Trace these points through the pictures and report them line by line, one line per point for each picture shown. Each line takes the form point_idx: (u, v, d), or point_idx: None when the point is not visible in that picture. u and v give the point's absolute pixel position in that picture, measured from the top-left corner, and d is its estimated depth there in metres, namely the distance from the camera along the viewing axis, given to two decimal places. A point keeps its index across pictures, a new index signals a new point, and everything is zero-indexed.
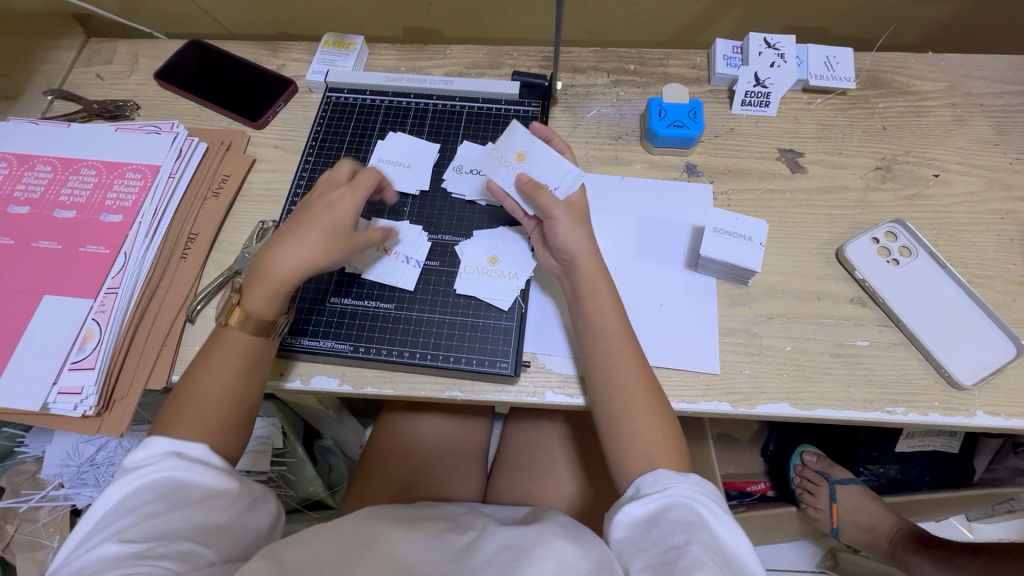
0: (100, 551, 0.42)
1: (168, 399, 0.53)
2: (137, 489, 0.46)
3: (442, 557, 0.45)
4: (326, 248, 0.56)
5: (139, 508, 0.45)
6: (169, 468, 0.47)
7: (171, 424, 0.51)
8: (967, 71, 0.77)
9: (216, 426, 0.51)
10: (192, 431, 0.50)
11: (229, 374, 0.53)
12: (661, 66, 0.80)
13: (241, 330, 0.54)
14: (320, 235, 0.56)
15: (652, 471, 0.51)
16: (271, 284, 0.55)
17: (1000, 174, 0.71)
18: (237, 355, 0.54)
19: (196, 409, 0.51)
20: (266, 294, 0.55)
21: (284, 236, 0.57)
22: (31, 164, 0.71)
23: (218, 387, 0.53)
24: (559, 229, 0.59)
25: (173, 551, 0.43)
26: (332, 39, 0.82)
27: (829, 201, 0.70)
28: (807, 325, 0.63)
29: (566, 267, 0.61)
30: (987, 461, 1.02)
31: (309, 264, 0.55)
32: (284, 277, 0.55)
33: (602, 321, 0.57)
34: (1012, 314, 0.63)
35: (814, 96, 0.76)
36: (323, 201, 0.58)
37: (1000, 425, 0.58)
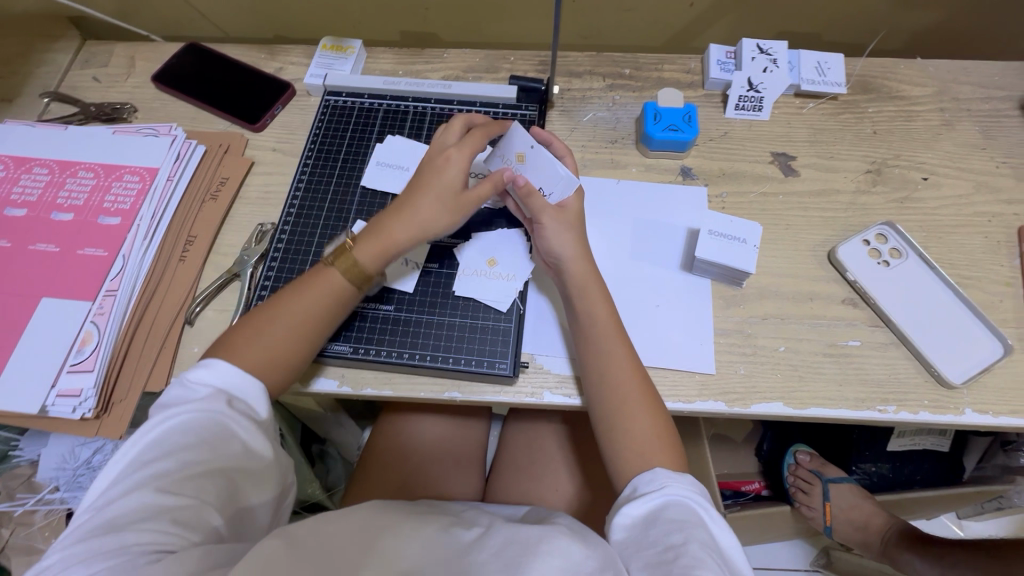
0: (134, 495, 0.44)
1: (255, 309, 0.57)
2: (180, 435, 0.47)
3: (446, 553, 0.45)
4: (443, 211, 0.59)
5: (179, 458, 0.46)
6: (217, 422, 0.48)
7: (258, 335, 0.54)
8: (955, 77, 0.79)
9: (285, 354, 0.54)
10: (265, 348, 0.53)
11: (316, 314, 0.56)
12: (655, 71, 0.81)
13: (347, 276, 0.57)
14: (437, 200, 0.59)
15: (649, 470, 0.52)
16: (382, 241, 0.58)
17: (987, 177, 0.72)
18: (331, 300, 0.57)
19: (279, 332, 0.54)
20: (379, 251, 0.58)
21: (405, 197, 0.60)
22: (27, 166, 0.71)
23: (301, 322, 0.55)
24: (546, 233, 0.61)
25: (202, 518, 0.44)
26: (330, 43, 0.83)
27: (821, 203, 0.71)
28: (800, 326, 0.64)
29: (554, 268, 0.62)
30: (976, 459, 1.03)
31: (427, 227, 0.58)
32: (399, 236, 0.58)
33: (595, 323, 0.58)
34: (1000, 315, 0.64)
35: (806, 100, 0.78)
36: (442, 161, 0.60)
37: (989, 423, 0.59)
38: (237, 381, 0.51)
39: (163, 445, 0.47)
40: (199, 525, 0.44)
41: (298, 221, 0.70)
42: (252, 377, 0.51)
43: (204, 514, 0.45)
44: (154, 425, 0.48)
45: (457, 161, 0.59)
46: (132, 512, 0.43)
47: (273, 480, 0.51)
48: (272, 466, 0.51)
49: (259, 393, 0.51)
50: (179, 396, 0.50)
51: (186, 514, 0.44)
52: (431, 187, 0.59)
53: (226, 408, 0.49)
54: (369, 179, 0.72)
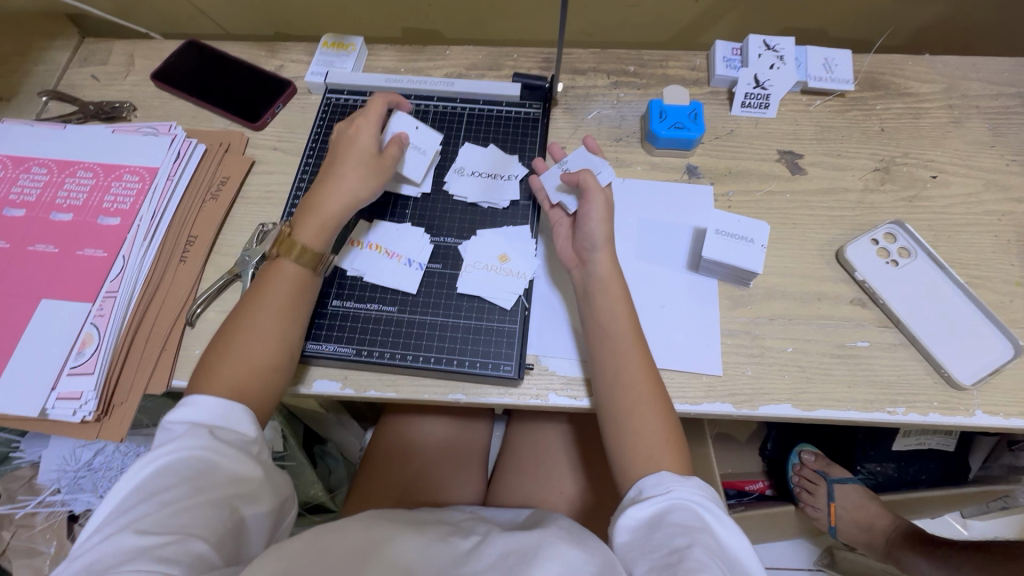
0: (115, 541, 0.42)
1: (218, 336, 0.57)
2: (160, 474, 0.46)
3: (446, 559, 0.45)
4: (368, 175, 0.63)
5: (160, 496, 0.45)
6: (197, 451, 0.47)
7: (226, 354, 0.54)
8: (964, 73, 0.78)
9: (256, 361, 0.54)
10: (238, 359, 0.54)
11: (274, 310, 0.57)
12: (660, 68, 0.80)
13: (295, 260, 0.59)
14: (358, 166, 0.63)
15: (655, 473, 0.51)
16: (317, 216, 0.61)
17: (997, 175, 0.71)
18: (285, 291, 0.58)
19: (246, 343, 0.55)
20: (316, 227, 0.60)
21: (326, 176, 0.63)
22: (26, 166, 0.70)
23: (264, 323, 0.56)
24: (590, 210, 0.60)
25: (189, 548, 0.42)
26: (332, 40, 0.82)
27: (828, 202, 0.70)
28: (807, 326, 0.63)
29: (585, 254, 0.61)
30: (982, 459, 1.03)
31: (357, 193, 0.63)
32: (334, 207, 0.61)
33: (612, 316, 0.57)
34: (1010, 315, 0.63)
35: (813, 98, 0.77)
36: (343, 142, 0.65)
37: (999, 424, 0.58)
38: (216, 414, 0.50)
39: (144, 488, 0.45)
40: (186, 555, 0.42)
41: None
42: (230, 405, 0.51)
43: (191, 543, 0.42)
44: (134, 470, 0.47)
45: (361, 133, 0.65)
46: (114, 555, 0.41)
47: (263, 501, 0.49)
48: (262, 488, 0.49)
49: (231, 407, 0.51)
50: (158, 439, 0.49)
51: (170, 548, 0.41)
52: (345, 160, 0.63)
53: (205, 439, 0.48)
54: None
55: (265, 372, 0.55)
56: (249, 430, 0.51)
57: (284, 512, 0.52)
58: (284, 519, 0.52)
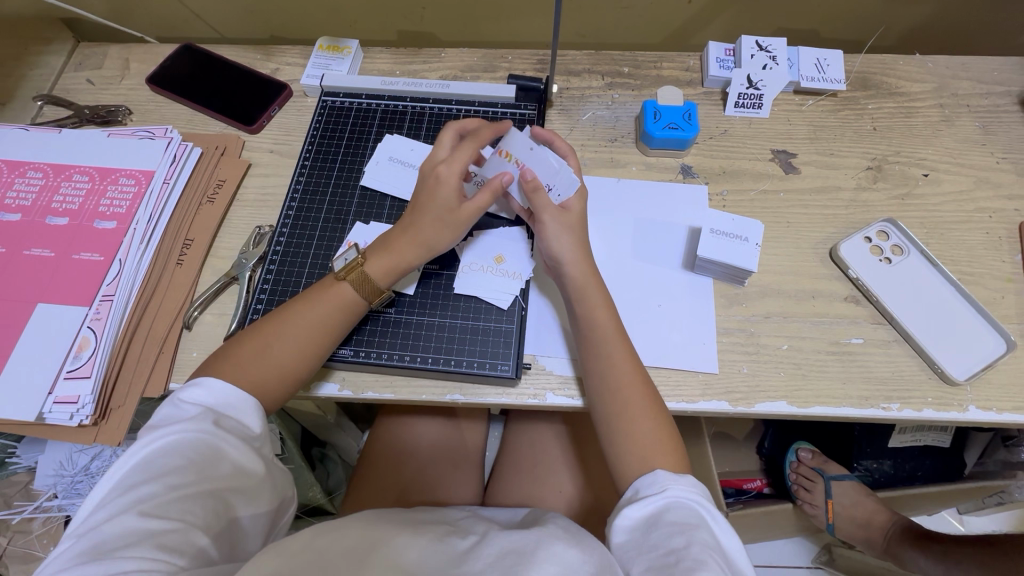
0: (118, 523, 0.42)
1: (255, 327, 0.57)
2: (165, 455, 0.46)
3: (445, 559, 0.46)
4: (445, 228, 0.59)
5: (165, 479, 0.45)
6: (206, 436, 0.47)
7: (263, 352, 0.54)
8: (954, 72, 0.79)
9: (287, 373, 0.55)
10: (271, 361, 0.54)
11: (316, 334, 0.56)
12: (654, 69, 0.80)
13: (356, 287, 0.58)
14: (437, 219, 0.59)
15: (650, 472, 0.52)
16: (394, 255, 0.59)
17: (987, 173, 0.72)
18: (339, 310, 0.58)
19: (282, 346, 0.55)
20: (388, 265, 0.59)
21: (410, 218, 0.60)
22: (21, 170, 0.70)
23: (310, 336, 0.56)
24: (546, 232, 0.60)
25: (190, 540, 0.42)
26: (327, 43, 0.82)
27: (821, 200, 0.71)
28: (803, 323, 0.64)
29: (554, 269, 0.62)
30: (977, 454, 1.03)
31: (431, 244, 0.59)
32: (407, 251, 0.59)
33: (599, 325, 0.58)
34: (1002, 311, 0.64)
35: (806, 97, 0.78)
36: (432, 184, 0.60)
37: (991, 419, 0.59)
38: (226, 400, 0.50)
39: (149, 466, 0.45)
40: (187, 548, 0.42)
41: (296, 222, 0.70)
42: (246, 398, 0.51)
43: (192, 536, 0.43)
44: (143, 443, 0.47)
45: (452, 177, 0.60)
46: (118, 537, 0.41)
47: (262, 497, 0.50)
48: (262, 486, 0.50)
49: (251, 407, 0.51)
50: (167, 414, 0.49)
51: (173, 537, 0.42)
52: (433, 202, 0.60)
53: (215, 426, 0.48)
54: (368, 178, 0.71)
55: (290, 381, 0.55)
56: (257, 421, 0.52)
57: (279, 508, 0.53)
58: (279, 515, 0.53)
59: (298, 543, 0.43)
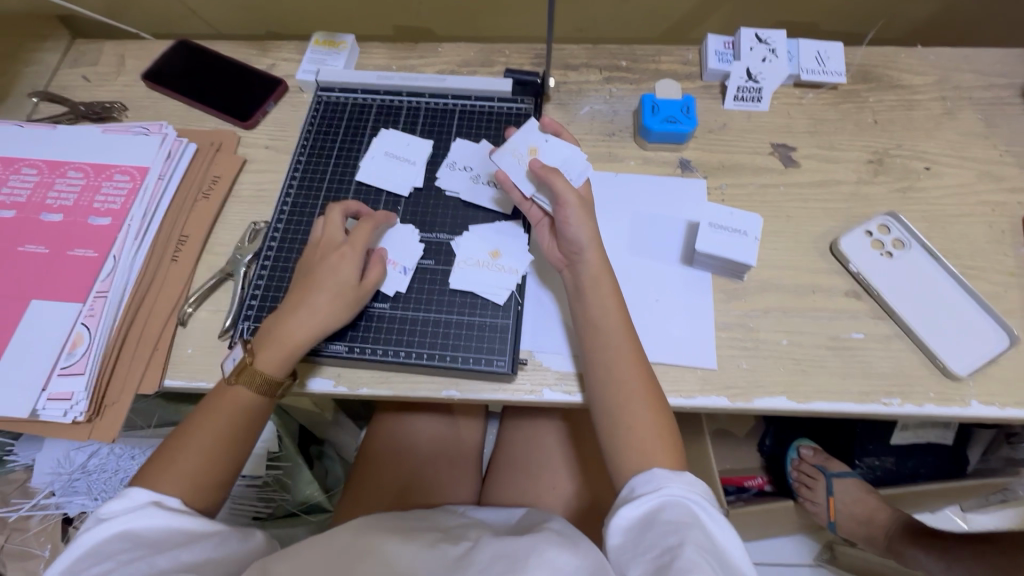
0: None
1: (158, 447, 0.53)
2: (117, 538, 0.46)
3: (434, 566, 0.46)
4: (342, 308, 0.57)
5: (118, 556, 0.45)
6: (150, 512, 0.47)
7: (168, 469, 0.51)
8: (956, 65, 0.78)
9: (202, 479, 0.51)
10: (180, 475, 0.51)
11: (231, 433, 0.53)
12: (653, 63, 0.80)
13: (250, 388, 0.55)
14: (333, 298, 0.57)
15: (646, 471, 0.51)
16: (283, 346, 0.55)
17: (990, 166, 0.71)
18: (238, 412, 0.54)
19: (187, 458, 0.51)
20: (280, 355, 0.55)
21: (297, 296, 0.58)
22: (15, 167, 0.70)
23: (216, 439, 0.53)
24: (569, 215, 0.59)
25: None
26: (323, 38, 0.81)
27: (821, 194, 0.70)
28: (802, 318, 0.63)
29: (572, 258, 0.60)
30: (981, 452, 1.02)
31: (324, 324, 0.57)
32: (299, 340, 0.56)
33: (597, 319, 0.57)
34: (1005, 305, 0.63)
35: (806, 91, 0.77)
36: (322, 263, 0.59)
37: (994, 414, 0.58)
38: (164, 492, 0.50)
39: (103, 550, 0.46)
40: None
41: (291, 218, 0.69)
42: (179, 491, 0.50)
43: None
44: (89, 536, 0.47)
45: (347, 257, 0.59)
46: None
47: (229, 542, 0.49)
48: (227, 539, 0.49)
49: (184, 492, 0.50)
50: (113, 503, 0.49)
51: None
52: (325, 285, 0.57)
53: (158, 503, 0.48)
54: (364, 173, 0.71)
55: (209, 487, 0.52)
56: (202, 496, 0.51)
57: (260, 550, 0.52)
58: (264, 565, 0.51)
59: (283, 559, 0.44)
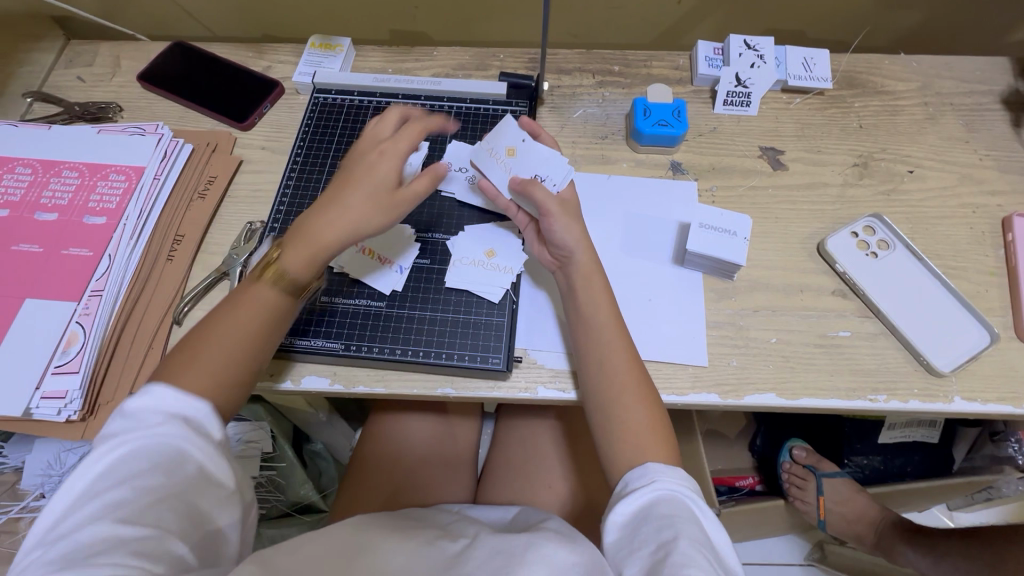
0: (89, 529, 0.40)
1: (182, 340, 0.53)
2: (135, 460, 0.43)
3: (434, 562, 0.46)
4: (379, 209, 0.56)
5: (134, 484, 0.42)
6: (174, 438, 0.44)
7: (193, 362, 0.50)
8: (938, 72, 0.80)
9: (224, 377, 0.50)
10: (205, 370, 0.50)
11: (253, 331, 0.53)
12: (644, 68, 0.81)
13: (279, 283, 0.54)
14: (369, 198, 0.56)
15: (640, 465, 0.52)
16: (316, 242, 0.55)
17: (971, 170, 0.73)
18: (266, 310, 0.54)
19: (213, 353, 0.51)
20: (310, 253, 0.55)
21: (334, 194, 0.56)
22: (9, 166, 0.70)
23: (242, 338, 0.52)
24: (553, 225, 0.59)
25: (166, 548, 0.41)
26: (319, 41, 0.82)
27: (808, 196, 0.72)
28: (790, 316, 0.64)
29: (562, 261, 0.61)
30: (966, 450, 1.04)
31: (359, 225, 0.55)
32: (328, 239, 0.55)
33: (586, 316, 0.58)
34: (985, 304, 0.65)
35: (793, 96, 0.79)
36: (361, 164, 0.57)
37: (976, 410, 0.60)
38: (191, 408, 0.47)
39: (116, 472, 0.43)
40: (163, 555, 0.40)
41: (287, 218, 0.69)
42: (203, 410, 0.47)
43: (169, 542, 0.41)
44: (103, 451, 0.44)
45: (386, 157, 0.57)
46: (85, 546, 0.39)
47: (236, 503, 0.47)
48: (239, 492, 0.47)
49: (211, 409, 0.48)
50: (128, 419, 0.45)
51: (150, 544, 0.40)
52: (359, 183, 0.56)
53: (184, 429, 0.45)
54: None
55: (230, 387, 0.51)
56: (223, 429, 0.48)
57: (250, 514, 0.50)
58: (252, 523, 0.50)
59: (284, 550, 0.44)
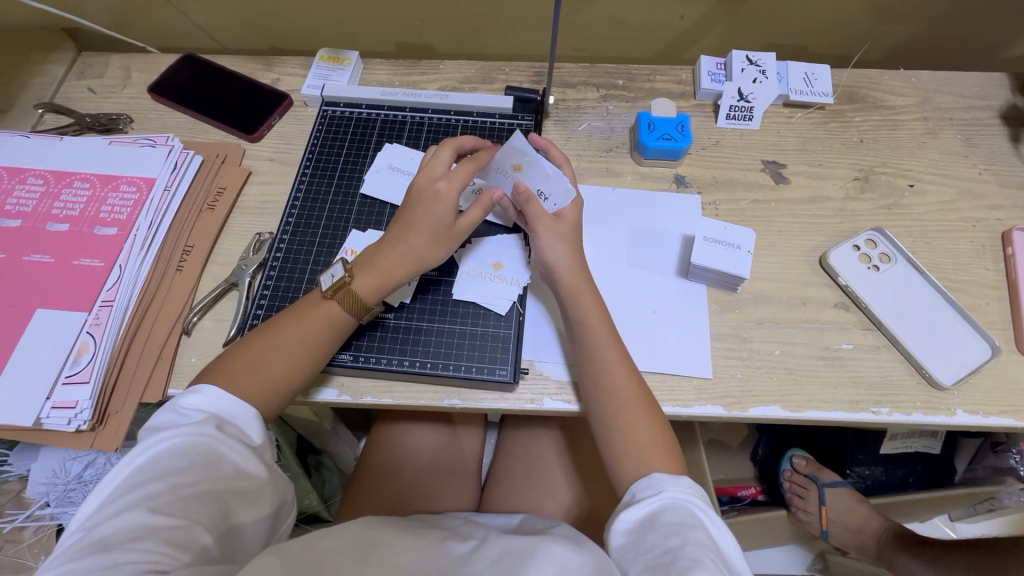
0: (126, 518, 0.44)
1: (244, 343, 0.56)
2: (173, 455, 0.47)
3: (443, 562, 0.47)
4: (442, 246, 0.60)
5: (170, 477, 0.46)
6: (209, 437, 0.48)
7: (255, 371, 0.54)
8: (937, 87, 0.81)
9: (281, 387, 0.55)
10: (266, 378, 0.54)
11: (313, 344, 0.56)
12: (648, 82, 0.82)
13: (346, 308, 0.58)
14: (433, 235, 0.59)
15: (645, 475, 0.52)
16: (382, 273, 0.58)
17: (971, 184, 0.74)
18: (325, 326, 0.57)
19: (275, 364, 0.54)
20: (376, 282, 0.58)
21: (400, 231, 0.60)
22: (22, 177, 0.71)
23: (301, 353, 0.56)
24: (540, 243, 0.61)
25: (193, 538, 0.44)
26: (328, 54, 0.83)
27: (811, 210, 0.73)
28: (794, 329, 0.65)
29: (548, 278, 0.63)
30: (967, 461, 1.04)
31: (426, 260, 0.59)
32: (396, 268, 0.59)
33: (584, 328, 0.59)
34: (986, 318, 0.66)
35: (795, 110, 0.80)
36: (423, 198, 0.60)
37: (978, 423, 0.60)
38: (228, 407, 0.51)
39: (154, 467, 0.47)
40: (189, 545, 0.44)
41: (296, 229, 0.70)
42: (243, 408, 0.51)
43: (195, 534, 0.45)
44: (145, 445, 0.48)
45: (447, 193, 0.60)
46: (123, 530, 0.43)
47: (264, 501, 0.51)
48: (263, 491, 0.51)
49: (251, 416, 0.52)
50: (168, 419, 0.50)
51: (178, 534, 0.44)
52: (422, 221, 0.59)
53: (218, 431, 0.49)
54: (369, 185, 0.72)
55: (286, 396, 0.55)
56: (258, 430, 0.52)
57: (283, 511, 0.53)
58: (280, 522, 0.53)
59: (299, 547, 0.44)
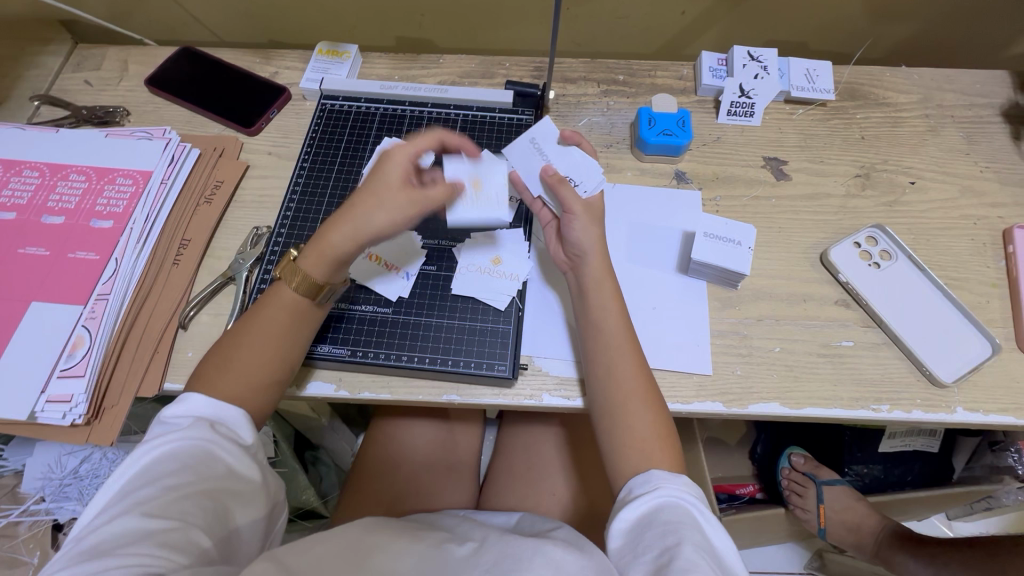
0: (120, 523, 0.43)
1: (216, 344, 0.56)
2: (167, 459, 0.47)
3: (440, 565, 0.46)
4: (381, 209, 0.55)
5: (164, 481, 0.46)
6: (202, 437, 0.48)
7: (223, 367, 0.54)
8: (939, 84, 0.81)
9: (251, 378, 0.54)
10: (236, 373, 0.53)
11: (275, 332, 0.55)
12: (648, 77, 0.82)
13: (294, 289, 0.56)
14: (372, 200, 0.55)
15: (644, 472, 0.52)
16: (319, 247, 0.55)
17: (972, 182, 0.74)
18: (285, 315, 0.56)
19: (240, 357, 0.54)
20: (316, 257, 0.55)
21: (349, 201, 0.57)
22: (17, 169, 0.70)
23: (264, 343, 0.55)
24: (575, 223, 0.61)
25: (189, 539, 0.43)
26: (327, 47, 0.83)
27: (812, 206, 0.72)
28: (794, 326, 0.65)
29: (575, 263, 0.62)
30: (965, 460, 1.04)
31: (360, 225, 0.55)
32: (334, 238, 0.55)
33: (598, 321, 0.58)
34: (987, 316, 0.66)
35: (796, 107, 0.79)
36: (375, 168, 0.58)
37: (979, 421, 0.60)
38: (220, 408, 0.51)
39: (148, 472, 0.47)
40: (186, 547, 0.43)
41: (294, 223, 0.70)
42: (228, 406, 0.51)
43: (191, 535, 0.44)
44: (137, 453, 0.48)
45: (394, 159, 0.57)
46: (118, 536, 0.42)
47: (259, 503, 0.50)
48: (259, 492, 0.50)
49: (238, 415, 0.52)
50: (160, 427, 0.50)
51: (173, 534, 0.43)
52: (367, 188, 0.56)
53: (211, 432, 0.49)
54: None
55: (258, 387, 0.54)
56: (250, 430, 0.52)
57: (275, 515, 0.53)
58: (273, 525, 0.53)
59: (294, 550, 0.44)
